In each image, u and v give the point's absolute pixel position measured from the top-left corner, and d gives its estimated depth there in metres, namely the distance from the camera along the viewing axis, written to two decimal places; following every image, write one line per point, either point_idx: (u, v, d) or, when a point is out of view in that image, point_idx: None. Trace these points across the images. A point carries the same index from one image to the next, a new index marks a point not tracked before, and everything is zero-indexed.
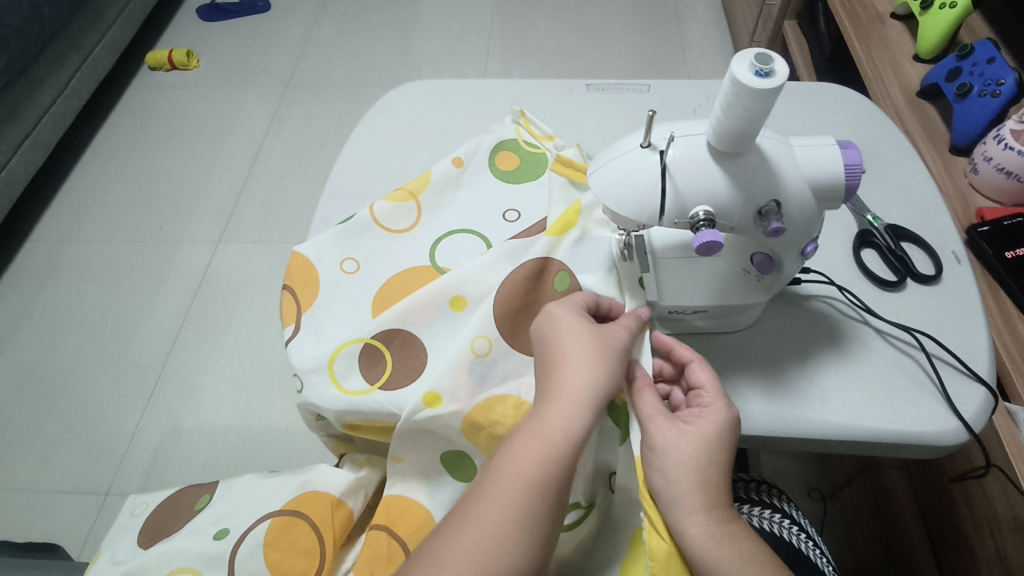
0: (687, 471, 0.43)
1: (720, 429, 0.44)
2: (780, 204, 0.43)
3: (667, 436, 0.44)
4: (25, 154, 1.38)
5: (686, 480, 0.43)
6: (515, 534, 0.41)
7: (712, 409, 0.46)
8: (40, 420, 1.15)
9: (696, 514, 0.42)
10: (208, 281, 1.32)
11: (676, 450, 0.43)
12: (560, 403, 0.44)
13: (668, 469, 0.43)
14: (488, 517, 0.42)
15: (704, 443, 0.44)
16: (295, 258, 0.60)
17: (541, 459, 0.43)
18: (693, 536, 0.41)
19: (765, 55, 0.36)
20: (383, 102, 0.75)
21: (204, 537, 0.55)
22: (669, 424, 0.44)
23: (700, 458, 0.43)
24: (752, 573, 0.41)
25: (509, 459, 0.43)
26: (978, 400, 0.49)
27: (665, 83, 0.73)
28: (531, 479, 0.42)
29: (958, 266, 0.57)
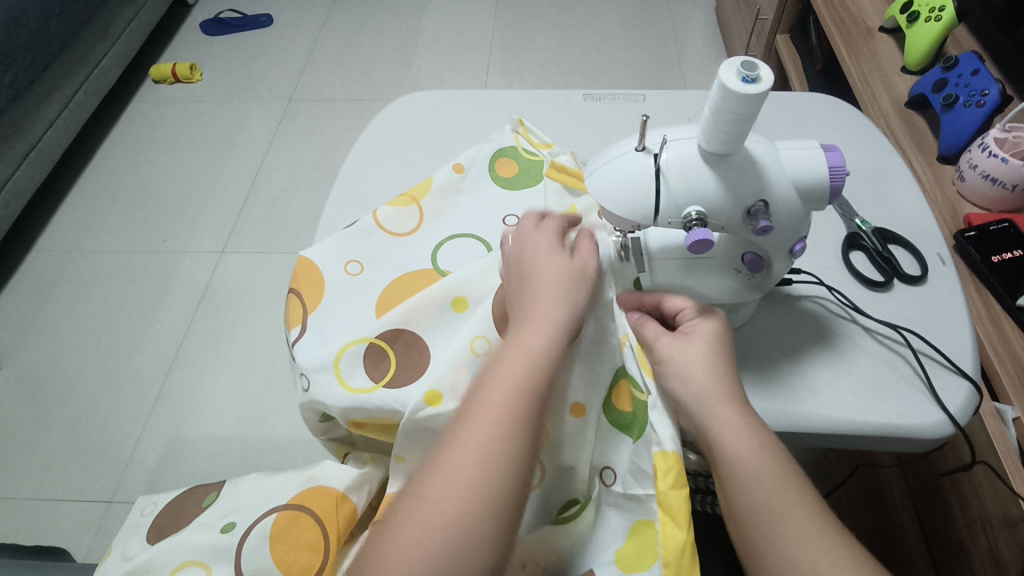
0: (699, 367, 0.48)
1: (715, 335, 0.50)
2: (768, 203, 0.45)
3: (673, 346, 0.50)
4: (31, 166, 1.40)
5: (702, 378, 0.48)
6: (496, 453, 0.42)
7: (705, 317, 0.51)
8: (43, 428, 1.16)
9: (720, 407, 0.47)
10: (211, 291, 1.33)
11: (684, 354, 0.49)
12: (527, 336, 0.47)
13: (682, 372, 0.48)
14: (468, 442, 0.43)
15: (708, 342, 0.49)
16: (302, 262, 0.61)
17: (513, 385, 0.45)
18: (721, 426, 0.46)
19: (751, 62, 0.38)
20: (386, 112, 0.77)
21: (211, 530, 0.57)
22: (674, 341, 0.50)
23: (705, 356, 0.49)
24: (772, 451, 0.46)
25: (482, 392, 0.45)
26: (963, 395, 0.51)
27: (660, 94, 0.76)
28: (507, 409, 0.44)
29: (943, 267, 0.59)
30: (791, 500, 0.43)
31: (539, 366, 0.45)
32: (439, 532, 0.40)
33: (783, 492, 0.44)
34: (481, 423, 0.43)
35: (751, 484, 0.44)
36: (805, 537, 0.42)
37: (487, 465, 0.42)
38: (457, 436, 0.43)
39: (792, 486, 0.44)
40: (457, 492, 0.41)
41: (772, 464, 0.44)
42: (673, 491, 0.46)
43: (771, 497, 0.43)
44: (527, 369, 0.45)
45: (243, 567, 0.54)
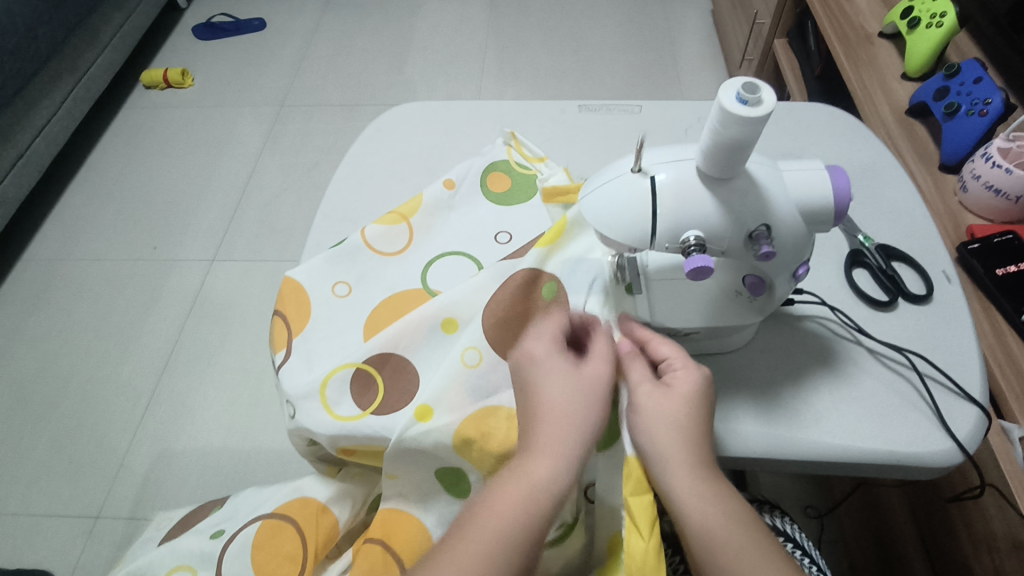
0: (670, 428, 0.44)
1: (697, 389, 0.46)
2: (770, 227, 0.43)
3: (651, 397, 0.46)
4: (19, 173, 1.38)
5: (674, 436, 0.44)
6: (504, 521, 0.42)
7: (688, 371, 0.47)
8: (30, 443, 1.14)
9: (685, 470, 0.43)
10: (202, 300, 1.31)
11: (657, 409, 0.45)
12: (549, 418, 0.45)
13: (656, 426, 0.45)
14: (477, 508, 0.43)
15: (685, 399, 0.46)
16: (287, 283, 0.59)
17: (524, 447, 0.44)
18: (682, 492, 0.43)
19: (752, 83, 0.36)
20: (377, 123, 0.75)
21: (202, 537, 0.57)
22: (653, 390, 0.46)
23: (685, 413, 0.45)
24: (735, 530, 0.42)
25: (494, 457, 0.44)
26: (971, 421, 0.49)
27: (657, 104, 0.74)
28: (516, 473, 0.43)
29: (949, 285, 0.57)
30: (764, 570, 0.40)
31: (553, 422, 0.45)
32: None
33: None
34: (492, 487, 0.43)
35: (721, 556, 0.41)
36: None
37: (496, 529, 0.42)
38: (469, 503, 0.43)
39: (769, 560, 0.41)
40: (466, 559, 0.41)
41: (745, 534, 0.42)
42: (635, 497, 0.44)
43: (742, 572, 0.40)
44: (537, 428, 0.45)
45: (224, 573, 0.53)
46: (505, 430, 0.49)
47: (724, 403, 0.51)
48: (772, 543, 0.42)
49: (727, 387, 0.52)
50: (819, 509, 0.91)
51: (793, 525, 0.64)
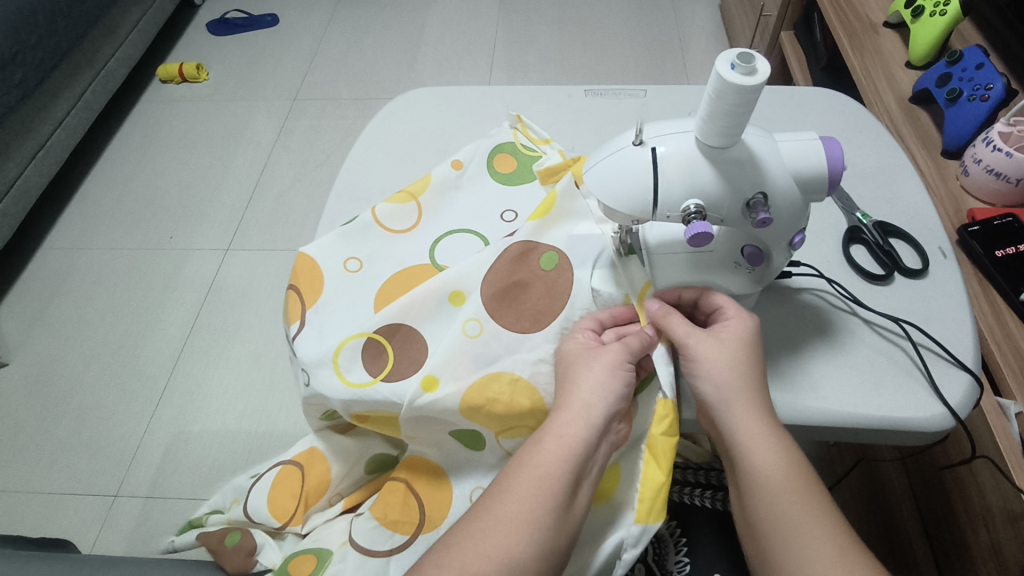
0: (727, 372, 0.47)
1: (747, 337, 0.49)
2: (767, 195, 0.45)
3: (704, 343, 0.49)
4: (39, 164, 1.42)
5: (729, 379, 0.47)
6: (535, 521, 0.44)
7: (740, 319, 0.50)
8: (51, 424, 1.17)
9: (746, 410, 0.46)
10: (217, 288, 1.34)
11: (713, 355, 0.48)
12: (578, 403, 0.47)
13: (715, 370, 0.48)
14: (511, 505, 0.44)
15: (740, 344, 0.49)
16: (301, 258, 0.62)
17: (560, 450, 0.45)
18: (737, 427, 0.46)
19: (747, 54, 0.38)
20: (388, 108, 0.78)
21: (244, 478, 0.69)
22: (706, 338, 0.49)
23: (737, 359, 0.48)
24: (788, 468, 0.45)
25: (528, 455, 0.46)
26: (962, 388, 0.51)
27: (661, 88, 0.76)
28: (547, 478, 0.45)
29: (944, 261, 0.59)
30: (816, 512, 0.43)
31: (588, 431, 0.46)
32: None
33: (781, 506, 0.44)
34: (527, 483, 0.45)
35: (772, 495, 0.44)
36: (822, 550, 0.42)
37: (527, 527, 0.44)
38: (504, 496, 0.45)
39: (813, 497, 0.44)
40: (500, 553, 0.43)
41: (796, 477, 0.44)
42: (658, 436, 0.48)
43: (794, 514, 0.43)
44: (574, 438, 0.46)
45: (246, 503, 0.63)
46: (509, 394, 0.51)
47: None
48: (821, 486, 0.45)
49: None
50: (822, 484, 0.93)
51: None
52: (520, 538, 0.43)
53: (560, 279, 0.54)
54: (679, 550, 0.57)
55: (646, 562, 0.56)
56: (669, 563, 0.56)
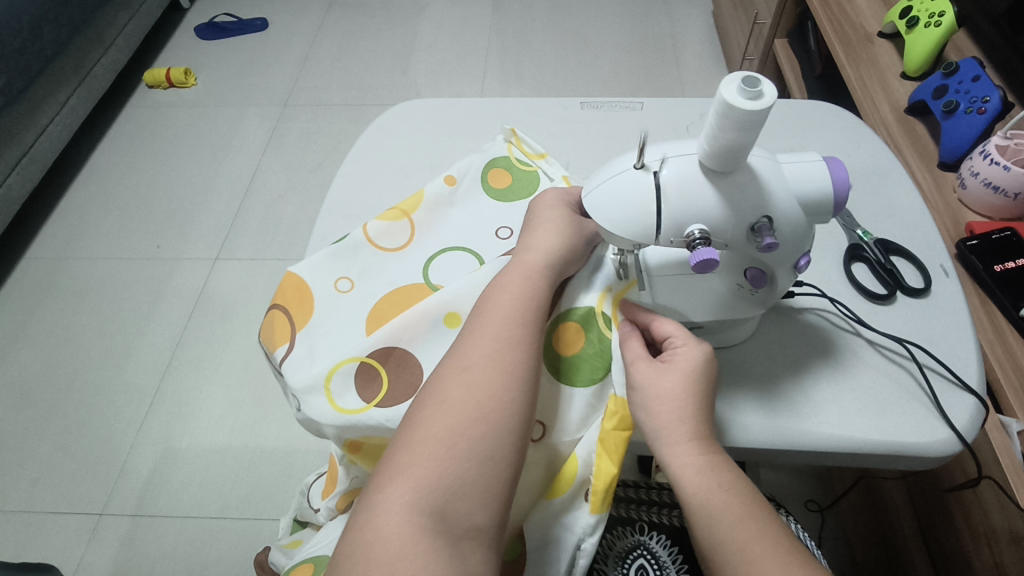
0: (669, 402, 0.46)
1: (696, 366, 0.47)
2: (771, 219, 0.44)
3: (646, 374, 0.48)
4: (23, 172, 1.39)
5: (668, 411, 0.46)
6: (480, 413, 0.45)
7: (689, 347, 0.49)
8: (34, 440, 1.15)
9: (681, 444, 0.45)
10: (206, 298, 1.32)
11: (655, 386, 0.47)
12: (504, 301, 0.49)
13: (652, 404, 0.47)
14: (452, 403, 0.45)
15: (685, 375, 0.47)
16: (290, 277, 0.60)
17: (492, 345, 0.47)
18: (676, 464, 0.45)
19: (753, 77, 0.37)
20: (381, 119, 0.76)
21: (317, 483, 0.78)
22: (648, 367, 0.48)
23: (679, 389, 0.47)
24: (727, 500, 0.44)
25: (459, 359, 0.48)
26: (968, 410, 0.50)
27: (658, 101, 0.75)
28: (485, 366, 0.46)
29: (946, 279, 0.58)
30: (761, 535, 0.42)
31: (516, 326, 0.48)
32: (430, 487, 0.42)
33: (724, 539, 0.43)
34: (465, 380, 0.46)
35: (715, 522, 0.43)
36: None
37: (473, 420, 0.44)
38: (439, 395, 0.46)
39: (762, 528, 0.43)
40: (447, 447, 0.43)
41: (738, 503, 0.44)
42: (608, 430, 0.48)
43: (741, 550, 0.42)
44: (508, 335, 0.48)
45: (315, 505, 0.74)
46: None
47: (727, 397, 0.52)
48: (772, 517, 0.44)
49: (729, 383, 0.52)
50: (821, 501, 0.92)
51: (800, 525, 0.56)
52: (466, 432, 0.44)
53: None
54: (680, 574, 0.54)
55: None
56: None
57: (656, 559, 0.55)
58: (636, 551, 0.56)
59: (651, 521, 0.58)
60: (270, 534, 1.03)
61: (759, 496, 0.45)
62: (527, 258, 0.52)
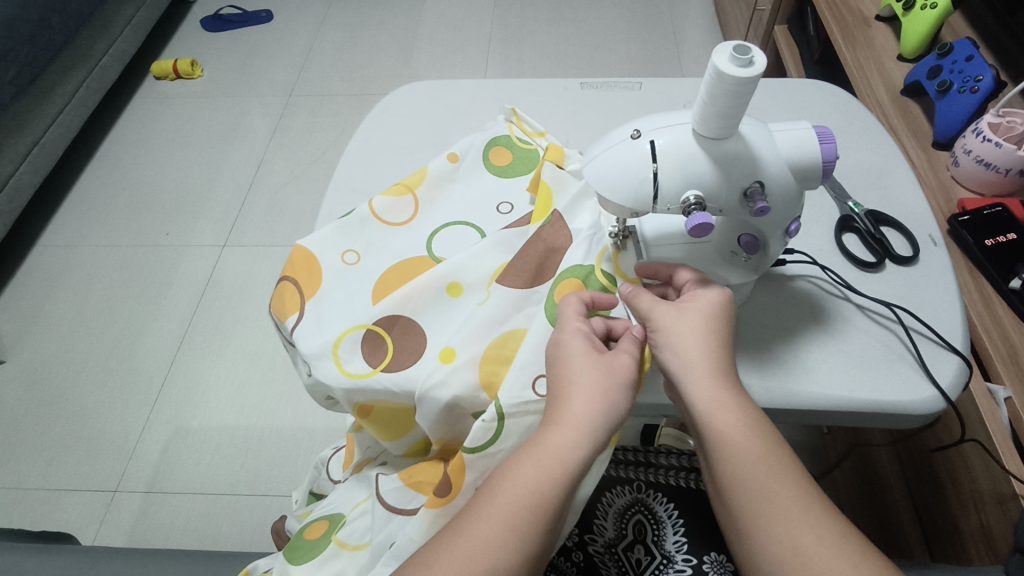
0: (693, 341, 0.48)
1: (713, 306, 0.49)
2: (763, 184, 0.46)
3: (668, 316, 0.49)
4: (33, 161, 1.41)
5: (694, 352, 0.47)
6: (514, 541, 0.43)
7: (711, 291, 0.50)
8: (49, 421, 1.18)
9: (709, 381, 0.46)
10: (214, 284, 1.35)
11: (678, 325, 0.48)
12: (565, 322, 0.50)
13: (676, 343, 0.48)
14: (495, 526, 0.43)
15: (706, 316, 0.48)
16: (298, 250, 0.62)
17: (551, 467, 0.45)
18: (702, 402, 0.46)
19: (744, 46, 0.39)
20: (387, 100, 0.78)
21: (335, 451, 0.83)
22: (668, 310, 0.49)
23: (700, 330, 0.48)
24: (753, 438, 0.45)
25: (513, 471, 0.45)
26: (953, 369, 0.52)
27: (656, 81, 0.77)
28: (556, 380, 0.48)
29: (934, 248, 0.60)
30: (778, 478, 0.44)
31: (580, 446, 0.45)
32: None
33: (751, 482, 0.44)
34: (512, 492, 0.44)
35: (739, 464, 0.45)
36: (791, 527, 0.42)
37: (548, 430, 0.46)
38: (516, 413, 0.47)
39: (784, 472, 0.45)
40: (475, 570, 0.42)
41: (761, 444, 0.45)
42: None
43: (768, 495, 0.44)
44: (568, 453, 0.45)
45: (334, 474, 0.79)
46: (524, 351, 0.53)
47: None
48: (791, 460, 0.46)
49: None
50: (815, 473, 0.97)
51: None
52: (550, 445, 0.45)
53: (556, 234, 0.58)
54: (677, 530, 0.56)
55: (644, 542, 0.56)
56: (667, 543, 0.56)
57: (654, 516, 0.57)
58: (635, 509, 0.58)
59: (649, 480, 0.60)
60: (279, 510, 1.06)
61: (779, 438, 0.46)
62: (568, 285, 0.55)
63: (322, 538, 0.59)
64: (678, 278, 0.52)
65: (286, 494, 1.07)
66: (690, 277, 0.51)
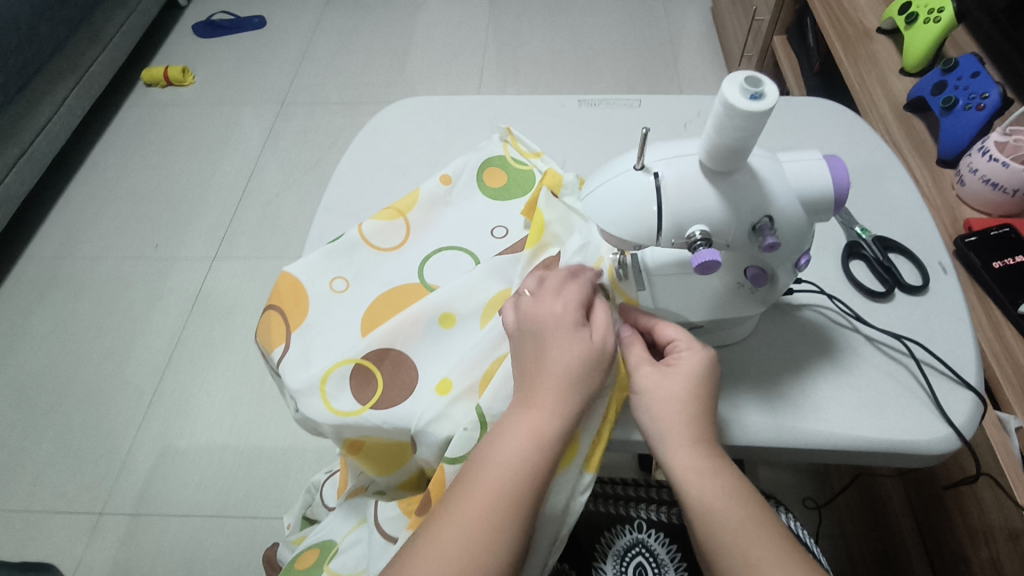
0: (673, 405, 0.46)
1: (701, 369, 0.47)
2: (773, 218, 0.43)
3: (651, 378, 0.47)
4: (21, 171, 1.38)
5: (672, 415, 0.46)
6: (507, 480, 0.43)
7: (694, 351, 0.48)
8: (33, 439, 1.15)
9: (684, 447, 0.45)
10: (204, 297, 1.32)
11: (660, 390, 0.46)
12: (560, 347, 0.47)
13: (655, 406, 0.46)
14: (465, 542, 0.42)
15: (691, 377, 0.47)
16: (285, 278, 0.60)
17: (534, 430, 0.45)
18: (682, 469, 0.44)
19: (756, 77, 0.36)
20: (379, 118, 0.76)
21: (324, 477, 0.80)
22: (651, 369, 0.47)
23: (683, 393, 0.46)
24: (733, 507, 0.43)
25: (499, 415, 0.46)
26: (967, 406, 0.50)
27: (656, 99, 0.75)
28: (544, 407, 0.45)
29: (944, 277, 0.58)
30: (757, 542, 0.42)
31: (559, 407, 0.45)
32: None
33: (735, 550, 0.42)
34: (498, 467, 0.44)
35: (719, 530, 0.43)
36: None
37: (531, 457, 0.44)
38: (502, 431, 0.45)
39: (768, 537, 0.42)
40: (475, 545, 0.42)
41: (742, 512, 0.43)
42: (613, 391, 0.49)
43: (749, 561, 0.41)
44: (537, 483, 0.44)
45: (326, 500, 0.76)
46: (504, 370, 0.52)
47: (727, 394, 0.51)
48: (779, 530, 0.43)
49: (731, 380, 0.52)
50: (819, 500, 0.95)
51: (798, 521, 0.56)
52: (527, 474, 0.44)
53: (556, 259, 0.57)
54: (679, 573, 0.54)
55: None
56: None
57: (655, 558, 0.55)
58: (635, 550, 0.56)
59: (649, 518, 0.57)
60: (270, 532, 1.03)
61: (762, 503, 0.44)
62: (571, 319, 0.48)
63: (315, 567, 0.57)
64: (667, 333, 0.50)
65: (277, 516, 1.05)
66: (677, 335, 0.49)
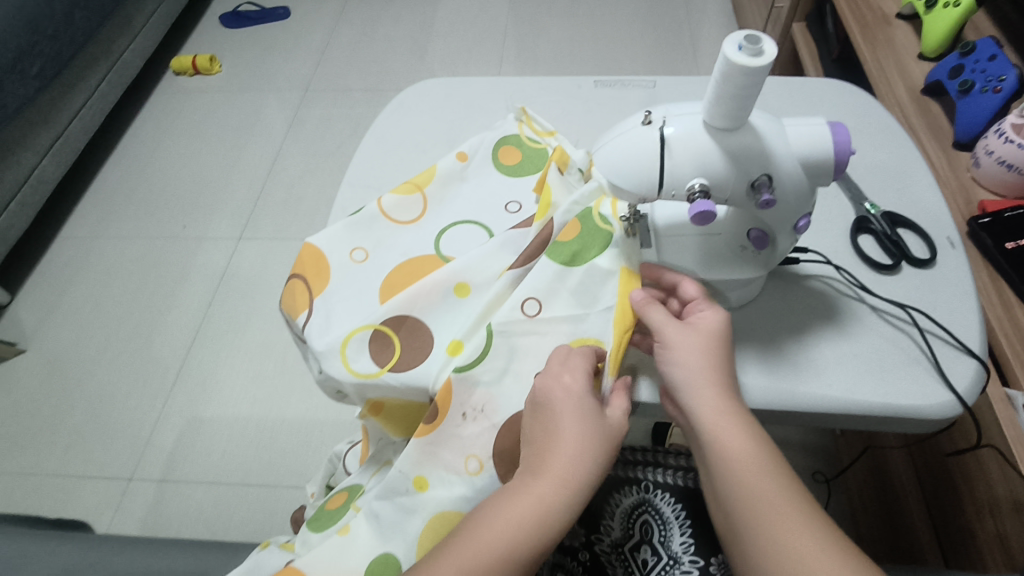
0: (701, 359, 0.47)
1: (725, 327, 0.49)
2: (771, 177, 0.44)
3: (679, 333, 0.49)
4: (56, 154, 1.43)
5: (702, 368, 0.47)
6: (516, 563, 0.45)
7: (715, 310, 0.50)
8: (67, 409, 1.20)
9: (717, 400, 0.46)
10: (229, 277, 1.36)
11: (688, 344, 0.48)
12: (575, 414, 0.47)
13: (685, 360, 0.48)
14: None
15: (716, 335, 0.49)
16: (307, 248, 0.62)
17: (537, 497, 0.46)
18: (716, 419, 0.46)
19: (754, 35, 0.38)
20: (400, 98, 0.78)
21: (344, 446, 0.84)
22: (679, 326, 0.49)
23: (711, 348, 0.48)
24: (765, 459, 0.45)
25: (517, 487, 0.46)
26: (970, 373, 0.51)
27: (671, 79, 0.76)
28: (555, 479, 0.46)
29: (952, 251, 0.59)
30: (788, 496, 0.44)
31: (564, 482, 0.46)
32: None
33: (771, 501, 0.43)
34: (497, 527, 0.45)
35: (747, 480, 0.44)
36: (809, 546, 0.41)
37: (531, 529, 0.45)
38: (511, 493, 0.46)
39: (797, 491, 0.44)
40: None
41: (772, 465, 0.45)
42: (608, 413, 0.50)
43: (785, 518, 0.43)
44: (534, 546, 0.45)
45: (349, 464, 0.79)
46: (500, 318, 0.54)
47: None
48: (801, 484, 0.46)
49: (733, 343, 0.54)
50: (828, 473, 0.96)
51: None
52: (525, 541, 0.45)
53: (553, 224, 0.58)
54: (684, 531, 0.56)
55: (650, 543, 0.56)
56: (674, 544, 0.55)
57: (661, 516, 0.57)
58: (641, 509, 0.58)
59: (655, 480, 0.59)
60: (290, 502, 1.07)
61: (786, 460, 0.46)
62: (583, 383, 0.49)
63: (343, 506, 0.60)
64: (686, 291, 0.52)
65: (298, 487, 1.08)
66: (697, 292, 0.51)
